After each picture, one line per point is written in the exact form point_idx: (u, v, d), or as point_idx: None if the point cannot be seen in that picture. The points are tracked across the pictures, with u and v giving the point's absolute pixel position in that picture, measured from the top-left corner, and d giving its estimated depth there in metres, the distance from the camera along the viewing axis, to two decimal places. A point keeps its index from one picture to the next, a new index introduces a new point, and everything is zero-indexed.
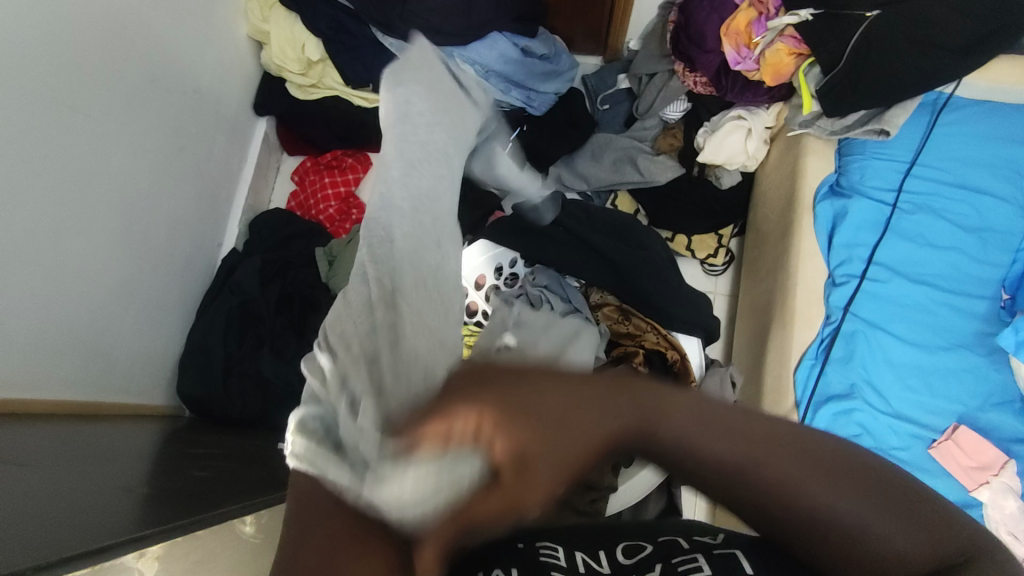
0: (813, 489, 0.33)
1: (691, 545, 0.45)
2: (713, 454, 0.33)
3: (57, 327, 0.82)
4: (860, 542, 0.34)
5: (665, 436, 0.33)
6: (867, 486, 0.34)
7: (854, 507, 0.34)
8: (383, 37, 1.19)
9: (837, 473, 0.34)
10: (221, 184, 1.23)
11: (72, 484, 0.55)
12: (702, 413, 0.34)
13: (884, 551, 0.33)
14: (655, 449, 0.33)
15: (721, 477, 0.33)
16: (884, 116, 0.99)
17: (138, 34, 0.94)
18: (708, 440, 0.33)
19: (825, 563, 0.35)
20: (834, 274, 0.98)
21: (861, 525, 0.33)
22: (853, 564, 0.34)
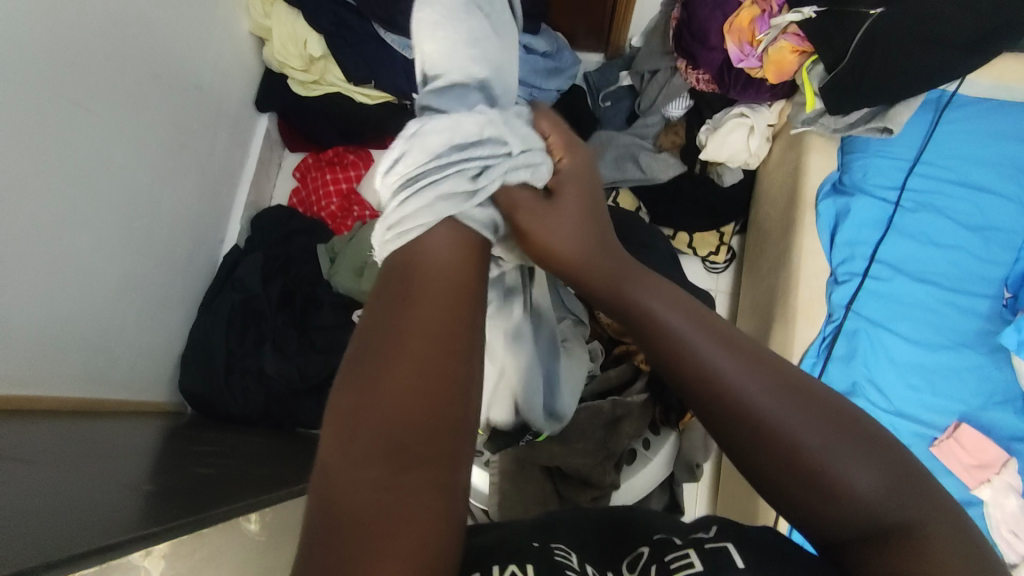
0: (778, 406, 0.38)
1: (684, 541, 0.44)
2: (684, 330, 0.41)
3: (61, 324, 0.82)
4: (827, 467, 0.36)
5: (644, 306, 0.43)
6: (837, 420, 0.38)
7: (819, 434, 0.37)
8: (385, 33, 1.19)
9: (796, 388, 0.39)
10: (223, 181, 1.23)
11: (76, 481, 0.56)
12: (682, 305, 0.43)
13: (848, 478, 0.36)
14: (644, 327, 0.43)
15: (690, 369, 0.40)
16: (887, 115, 0.98)
17: (139, 31, 0.94)
18: (691, 331, 0.41)
19: (800, 496, 0.37)
20: (836, 271, 0.98)
21: (827, 449, 0.37)
22: (823, 487, 0.36)
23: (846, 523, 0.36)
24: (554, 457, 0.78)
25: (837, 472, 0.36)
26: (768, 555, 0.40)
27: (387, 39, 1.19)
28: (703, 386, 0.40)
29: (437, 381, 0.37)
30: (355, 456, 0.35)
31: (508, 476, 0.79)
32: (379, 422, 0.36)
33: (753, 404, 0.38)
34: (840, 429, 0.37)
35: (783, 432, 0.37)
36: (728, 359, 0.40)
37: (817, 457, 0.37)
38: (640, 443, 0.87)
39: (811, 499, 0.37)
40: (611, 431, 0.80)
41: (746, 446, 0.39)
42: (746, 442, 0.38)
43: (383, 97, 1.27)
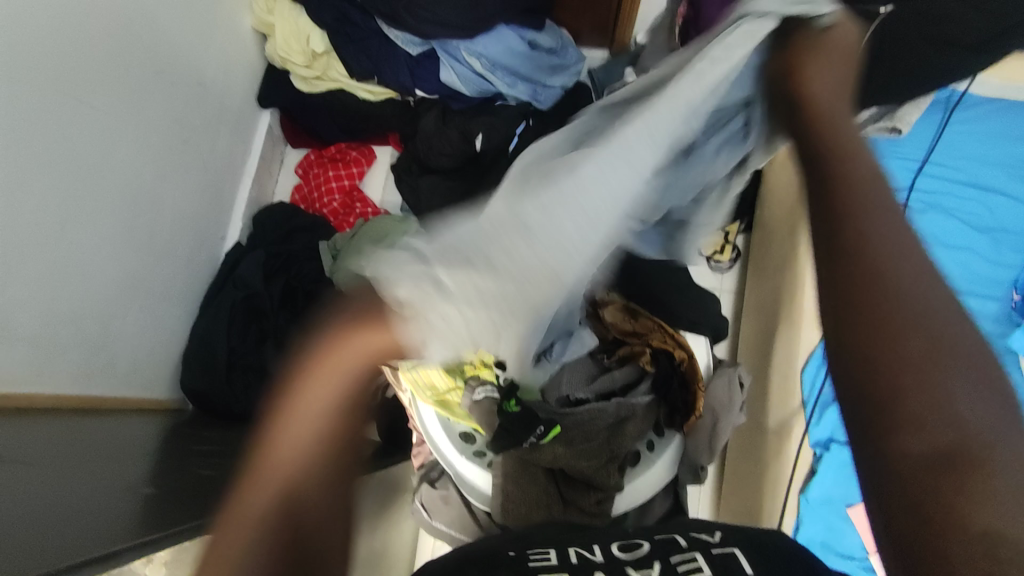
0: (936, 314, 0.37)
1: (689, 544, 0.47)
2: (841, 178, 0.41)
3: (61, 322, 0.82)
4: (947, 397, 0.35)
5: (852, 177, 0.41)
6: (990, 380, 0.36)
7: (941, 338, 0.36)
8: (389, 29, 1.19)
9: (953, 347, 0.36)
10: (225, 177, 1.22)
11: (76, 484, 0.55)
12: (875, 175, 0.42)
13: (960, 415, 0.35)
14: (846, 214, 0.40)
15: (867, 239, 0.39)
16: (896, 114, 0.94)
17: (142, 25, 0.93)
18: (898, 236, 0.39)
19: (903, 391, 0.36)
20: (845, 275, 1.00)
21: (954, 387, 0.35)
22: (922, 403, 0.35)
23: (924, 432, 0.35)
24: (558, 458, 0.78)
25: (938, 384, 0.35)
26: (770, 559, 0.44)
27: (391, 34, 1.19)
28: (851, 281, 0.39)
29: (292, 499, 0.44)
30: (238, 525, 0.43)
31: (512, 476, 0.79)
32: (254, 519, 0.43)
33: (898, 284, 0.38)
34: (980, 371, 0.36)
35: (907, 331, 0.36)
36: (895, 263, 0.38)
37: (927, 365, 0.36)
38: (644, 445, 0.85)
39: (905, 410, 0.35)
40: (615, 433, 0.80)
41: (848, 334, 0.38)
42: (880, 318, 0.37)
43: (386, 93, 1.26)
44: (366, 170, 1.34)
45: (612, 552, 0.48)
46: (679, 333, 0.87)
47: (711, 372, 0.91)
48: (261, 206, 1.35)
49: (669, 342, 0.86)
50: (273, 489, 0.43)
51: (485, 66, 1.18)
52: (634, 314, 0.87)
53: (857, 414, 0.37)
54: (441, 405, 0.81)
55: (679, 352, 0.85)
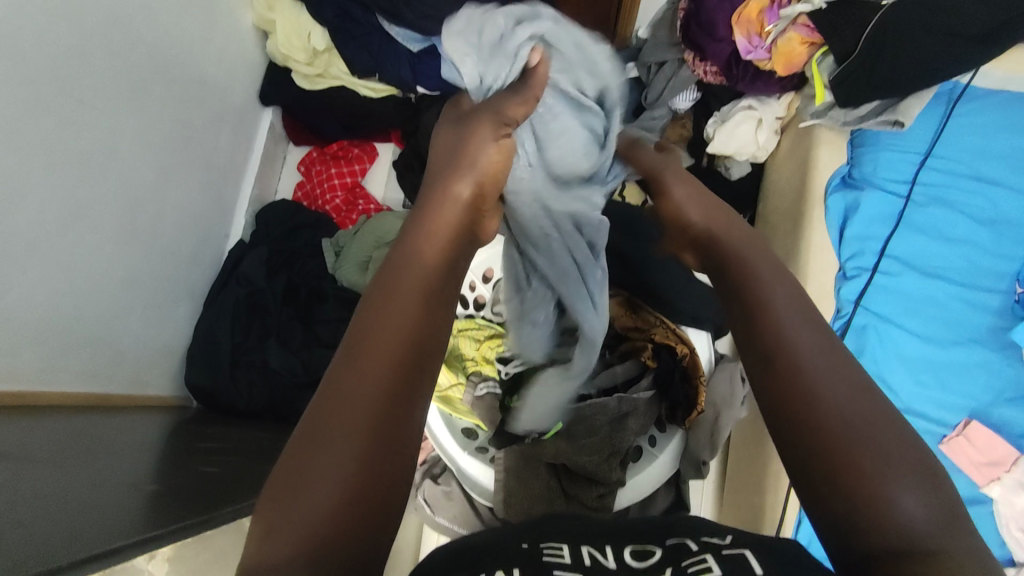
0: (842, 407, 0.39)
1: (699, 546, 0.44)
2: (779, 316, 0.45)
3: (64, 321, 0.82)
4: (878, 482, 0.36)
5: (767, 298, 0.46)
6: (908, 457, 0.37)
7: (864, 427, 0.38)
8: (389, 27, 1.18)
9: (880, 426, 0.38)
10: (228, 174, 1.22)
11: (80, 480, 0.56)
12: (794, 299, 0.46)
13: (893, 503, 0.36)
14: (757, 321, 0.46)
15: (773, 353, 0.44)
16: (898, 108, 0.97)
17: (142, 23, 0.93)
18: (794, 338, 0.43)
19: (831, 484, 0.38)
20: (845, 266, 0.97)
21: (886, 477, 0.36)
22: (851, 495, 0.37)
23: (876, 534, 0.35)
24: (560, 453, 0.78)
25: (870, 472, 0.37)
26: (783, 561, 0.41)
27: (391, 31, 1.18)
28: (787, 406, 0.41)
29: (365, 470, 0.36)
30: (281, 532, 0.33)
31: (513, 472, 0.79)
32: (317, 492, 0.35)
33: (806, 380, 0.41)
34: (896, 449, 0.37)
35: (854, 446, 0.38)
36: (813, 361, 0.42)
37: (867, 459, 0.37)
38: (647, 440, 0.87)
39: (846, 499, 0.37)
40: (617, 427, 0.79)
41: (784, 420, 0.41)
42: (799, 418, 0.40)
43: (387, 91, 1.27)
44: (368, 167, 1.34)
45: (622, 551, 0.45)
46: (681, 328, 0.87)
47: (713, 365, 0.90)
48: (263, 203, 1.36)
49: (671, 337, 0.85)
50: (387, 350, 0.40)
51: None
52: (634, 309, 0.89)
53: (807, 480, 0.39)
54: (443, 402, 0.84)
55: (681, 346, 0.84)
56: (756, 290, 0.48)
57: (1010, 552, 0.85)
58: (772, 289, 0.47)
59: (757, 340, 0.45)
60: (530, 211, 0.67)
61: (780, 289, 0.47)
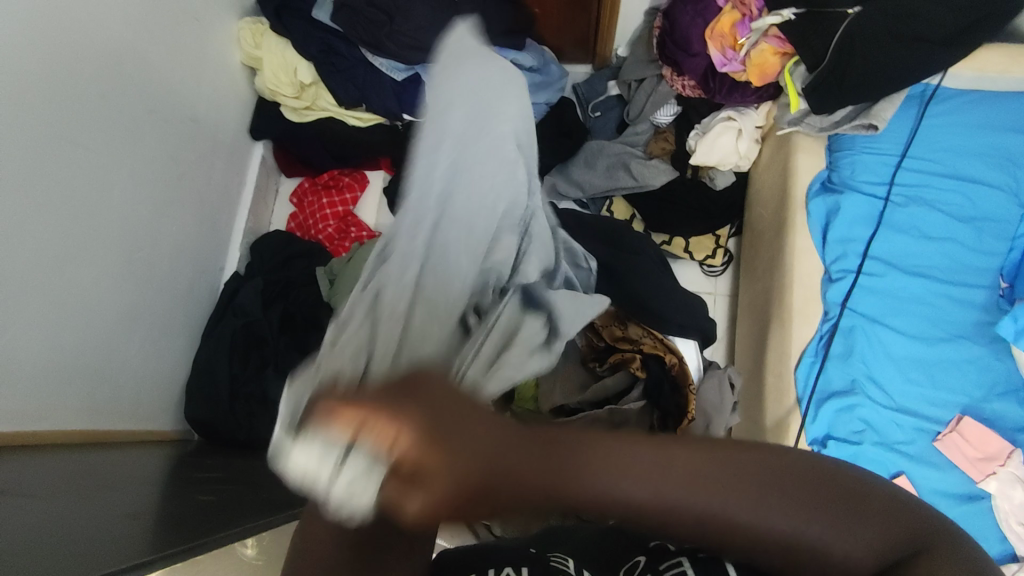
0: (743, 512, 0.34)
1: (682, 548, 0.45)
2: (645, 500, 0.33)
3: (64, 359, 0.84)
4: (809, 548, 0.35)
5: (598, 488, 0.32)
6: (845, 501, 0.35)
7: (787, 519, 0.34)
8: (374, 57, 1.21)
9: (788, 490, 0.35)
10: (221, 209, 1.25)
11: (78, 512, 0.57)
12: (652, 459, 0.33)
13: (832, 553, 0.35)
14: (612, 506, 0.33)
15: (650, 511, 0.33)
16: (872, 110, 0.99)
17: (134, 67, 0.96)
18: (666, 488, 0.33)
19: (761, 558, 0.36)
20: (830, 270, 0.98)
21: (813, 538, 0.35)
22: (788, 559, 0.35)
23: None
24: None
25: (811, 540, 0.35)
26: None
27: (376, 62, 1.21)
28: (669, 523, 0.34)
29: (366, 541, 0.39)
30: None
31: None
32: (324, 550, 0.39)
33: (666, 501, 0.33)
34: (826, 507, 0.35)
35: (773, 535, 0.34)
36: (675, 492, 0.33)
37: (805, 540, 0.35)
38: None
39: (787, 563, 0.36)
40: None
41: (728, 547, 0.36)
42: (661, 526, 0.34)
43: (375, 119, 1.30)
44: (359, 195, 1.36)
45: None
46: (668, 338, 0.90)
47: (701, 371, 0.93)
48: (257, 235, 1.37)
49: (660, 347, 0.88)
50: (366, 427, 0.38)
51: None
52: (622, 322, 0.89)
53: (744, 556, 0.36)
54: None
55: (671, 356, 0.86)
56: (599, 493, 0.32)
57: (1011, 548, 0.83)
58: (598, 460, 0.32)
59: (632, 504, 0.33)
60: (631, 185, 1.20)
61: (598, 455, 0.32)
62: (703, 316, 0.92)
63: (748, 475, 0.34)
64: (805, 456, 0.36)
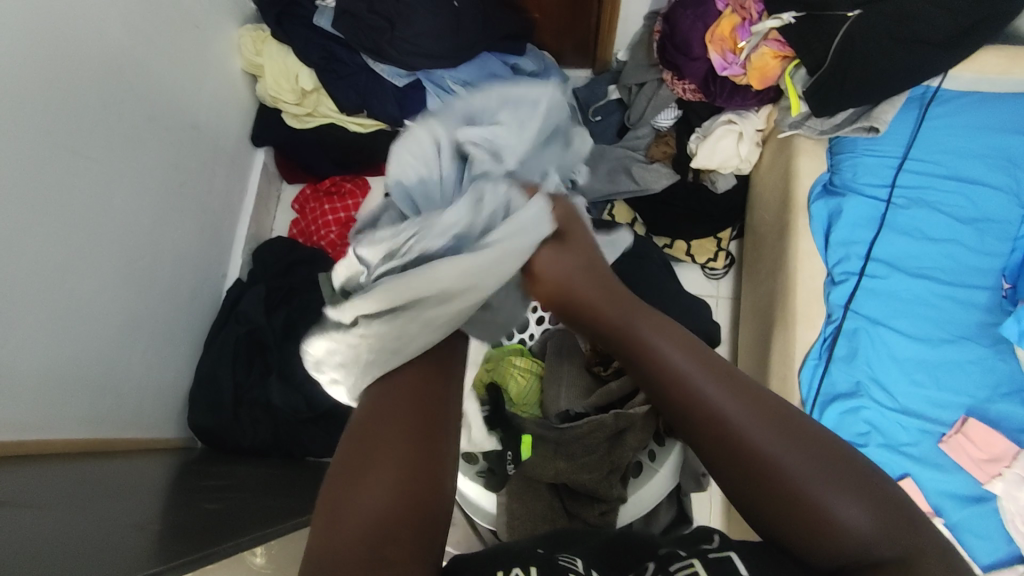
0: (757, 436, 0.40)
1: (688, 551, 0.44)
2: (681, 372, 0.44)
3: (68, 368, 0.84)
4: (809, 502, 0.38)
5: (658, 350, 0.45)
6: (846, 474, 0.39)
7: (797, 462, 0.39)
8: (375, 63, 1.22)
9: (795, 435, 0.40)
10: (223, 216, 1.25)
11: (86, 523, 0.57)
12: (689, 347, 0.45)
13: (832, 521, 0.38)
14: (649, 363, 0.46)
15: (681, 396, 0.43)
16: (873, 114, 1.00)
17: (134, 76, 0.97)
18: (690, 369, 0.44)
19: (762, 509, 0.40)
20: (833, 272, 0.98)
21: (808, 485, 0.39)
22: (790, 517, 0.39)
23: (832, 557, 0.38)
24: (561, 473, 0.77)
25: (822, 500, 0.38)
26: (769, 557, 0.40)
27: (376, 68, 1.22)
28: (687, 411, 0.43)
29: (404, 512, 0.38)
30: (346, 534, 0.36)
31: (515, 495, 0.80)
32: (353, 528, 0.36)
33: (694, 387, 0.43)
34: (820, 458, 0.39)
35: (778, 471, 0.39)
36: (705, 386, 0.43)
37: (807, 486, 0.39)
38: (646, 455, 0.86)
39: (790, 527, 0.39)
40: (615, 444, 0.80)
41: (740, 479, 0.41)
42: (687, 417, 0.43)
43: (376, 125, 1.30)
44: (361, 201, 1.34)
45: None
46: None
47: None
48: (259, 242, 1.38)
49: None
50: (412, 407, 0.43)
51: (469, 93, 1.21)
52: None
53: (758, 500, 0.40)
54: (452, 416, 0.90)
55: None
56: (648, 356, 0.46)
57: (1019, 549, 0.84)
58: (650, 326, 0.47)
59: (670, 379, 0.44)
60: (636, 185, 1.20)
61: (657, 321, 0.47)
62: (706, 319, 0.92)
63: (761, 400, 0.42)
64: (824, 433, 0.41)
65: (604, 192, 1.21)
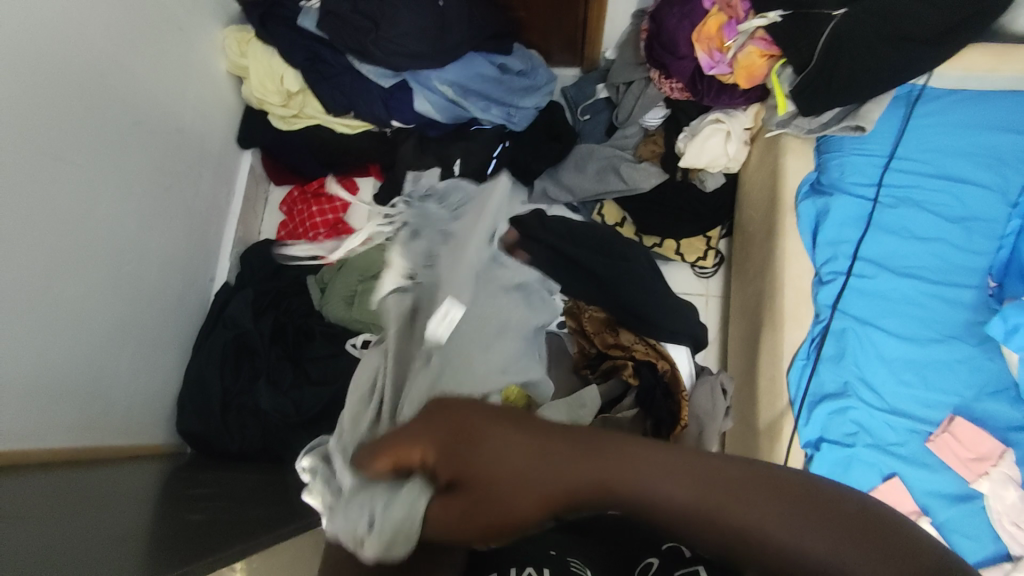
0: (763, 527, 0.38)
1: None
2: (686, 506, 0.39)
3: (50, 378, 0.83)
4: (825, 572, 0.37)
5: (645, 490, 0.40)
6: (857, 529, 0.38)
7: (811, 538, 0.37)
8: (361, 64, 1.20)
9: (797, 508, 0.38)
10: (210, 219, 1.24)
11: (64, 540, 0.56)
12: (671, 470, 0.40)
13: None
14: (645, 508, 0.40)
15: (692, 526, 0.39)
16: (859, 112, 0.99)
17: (117, 79, 0.95)
18: (687, 503, 0.39)
19: None
20: (821, 272, 0.98)
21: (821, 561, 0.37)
22: None
23: None
24: None
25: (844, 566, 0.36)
26: None
27: (362, 69, 1.21)
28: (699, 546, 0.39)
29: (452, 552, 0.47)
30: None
31: None
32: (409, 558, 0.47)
33: (686, 510, 0.39)
34: (833, 527, 0.38)
35: (796, 556, 0.37)
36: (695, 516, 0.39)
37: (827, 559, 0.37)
38: None
39: None
40: None
41: (764, 574, 0.38)
42: (699, 540, 0.39)
43: (362, 126, 1.29)
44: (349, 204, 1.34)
45: None
46: (660, 344, 0.91)
47: (693, 377, 0.92)
48: (246, 244, 1.37)
49: (651, 352, 0.90)
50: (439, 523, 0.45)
51: (457, 92, 1.21)
52: (614, 328, 0.91)
53: None
54: None
55: (662, 362, 0.88)
56: (637, 494, 0.40)
57: (1005, 547, 0.83)
58: (625, 455, 0.41)
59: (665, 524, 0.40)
60: (623, 184, 1.19)
61: (633, 455, 0.41)
62: (694, 322, 0.91)
63: (753, 491, 0.39)
64: (826, 493, 0.39)
65: (591, 193, 1.22)
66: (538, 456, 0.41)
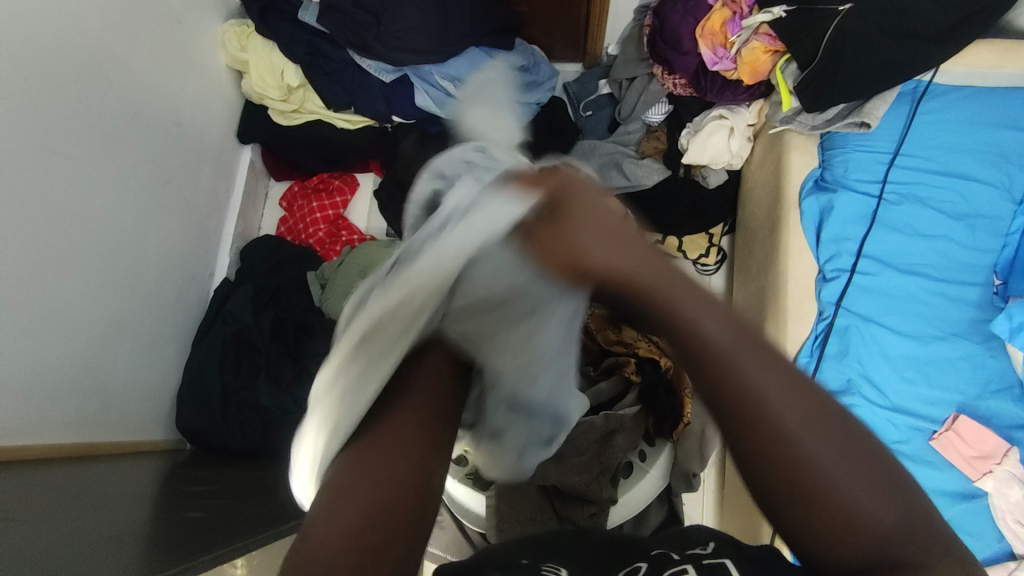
0: (780, 411, 0.37)
1: (682, 557, 0.45)
2: (726, 349, 0.39)
3: (48, 373, 0.82)
4: (819, 487, 0.36)
5: (690, 312, 0.41)
6: (874, 475, 0.36)
7: (826, 449, 0.36)
8: (361, 59, 1.19)
9: (825, 419, 0.37)
10: (209, 214, 1.23)
11: (62, 537, 0.55)
12: (734, 322, 0.40)
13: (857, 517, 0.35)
14: (685, 333, 0.41)
15: (723, 365, 0.39)
16: (864, 109, 0.99)
17: (114, 72, 0.94)
18: (730, 348, 0.39)
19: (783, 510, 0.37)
20: (824, 269, 0.97)
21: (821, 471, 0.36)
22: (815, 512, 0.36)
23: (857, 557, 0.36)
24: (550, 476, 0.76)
25: (844, 494, 0.36)
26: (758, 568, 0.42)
27: (363, 64, 1.20)
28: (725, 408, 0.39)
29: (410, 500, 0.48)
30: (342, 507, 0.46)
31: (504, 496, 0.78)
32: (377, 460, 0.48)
33: (723, 353, 0.39)
34: (851, 455, 0.36)
35: (798, 462, 0.36)
36: (738, 358, 0.39)
37: (823, 480, 0.36)
38: (636, 456, 0.88)
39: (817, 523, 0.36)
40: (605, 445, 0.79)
41: (760, 466, 0.38)
42: (721, 385, 0.39)
43: (363, 121, 1.28)
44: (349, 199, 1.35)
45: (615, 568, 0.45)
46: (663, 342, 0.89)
47: None
48: (246, 240, 1.36)
49: (654, 351, 0.88)
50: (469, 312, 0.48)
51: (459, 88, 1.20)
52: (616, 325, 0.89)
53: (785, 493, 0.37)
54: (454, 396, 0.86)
55: (665, 360, 0.87)
56: (683, 315, 0.41)
57: (1009, 546, 0.84)
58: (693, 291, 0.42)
59: (692, 353, 0.41)
60: (626, 182, 1.19)
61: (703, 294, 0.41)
62: None
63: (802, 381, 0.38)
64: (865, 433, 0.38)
65: None
66: (619, 240, 0.43)
